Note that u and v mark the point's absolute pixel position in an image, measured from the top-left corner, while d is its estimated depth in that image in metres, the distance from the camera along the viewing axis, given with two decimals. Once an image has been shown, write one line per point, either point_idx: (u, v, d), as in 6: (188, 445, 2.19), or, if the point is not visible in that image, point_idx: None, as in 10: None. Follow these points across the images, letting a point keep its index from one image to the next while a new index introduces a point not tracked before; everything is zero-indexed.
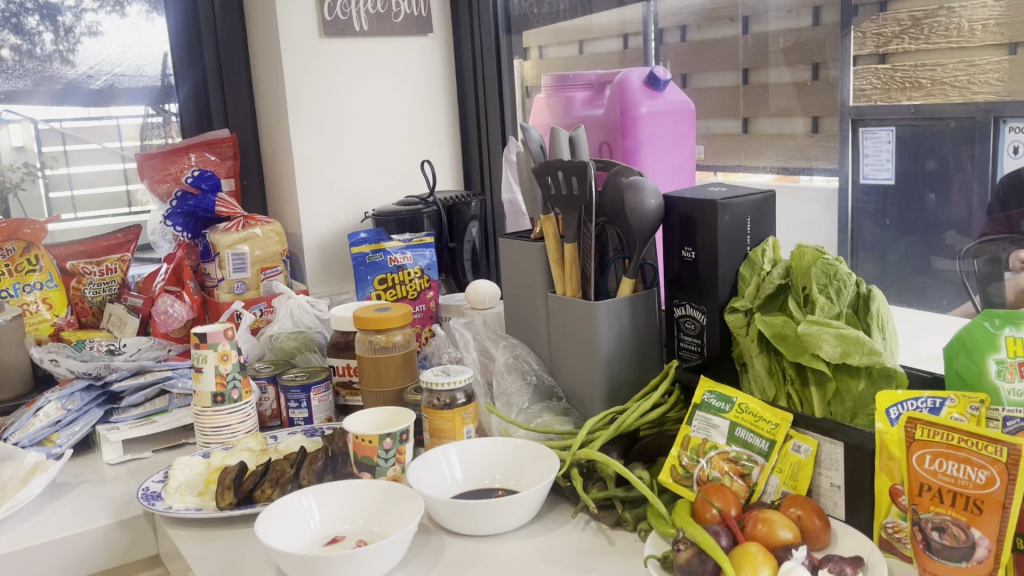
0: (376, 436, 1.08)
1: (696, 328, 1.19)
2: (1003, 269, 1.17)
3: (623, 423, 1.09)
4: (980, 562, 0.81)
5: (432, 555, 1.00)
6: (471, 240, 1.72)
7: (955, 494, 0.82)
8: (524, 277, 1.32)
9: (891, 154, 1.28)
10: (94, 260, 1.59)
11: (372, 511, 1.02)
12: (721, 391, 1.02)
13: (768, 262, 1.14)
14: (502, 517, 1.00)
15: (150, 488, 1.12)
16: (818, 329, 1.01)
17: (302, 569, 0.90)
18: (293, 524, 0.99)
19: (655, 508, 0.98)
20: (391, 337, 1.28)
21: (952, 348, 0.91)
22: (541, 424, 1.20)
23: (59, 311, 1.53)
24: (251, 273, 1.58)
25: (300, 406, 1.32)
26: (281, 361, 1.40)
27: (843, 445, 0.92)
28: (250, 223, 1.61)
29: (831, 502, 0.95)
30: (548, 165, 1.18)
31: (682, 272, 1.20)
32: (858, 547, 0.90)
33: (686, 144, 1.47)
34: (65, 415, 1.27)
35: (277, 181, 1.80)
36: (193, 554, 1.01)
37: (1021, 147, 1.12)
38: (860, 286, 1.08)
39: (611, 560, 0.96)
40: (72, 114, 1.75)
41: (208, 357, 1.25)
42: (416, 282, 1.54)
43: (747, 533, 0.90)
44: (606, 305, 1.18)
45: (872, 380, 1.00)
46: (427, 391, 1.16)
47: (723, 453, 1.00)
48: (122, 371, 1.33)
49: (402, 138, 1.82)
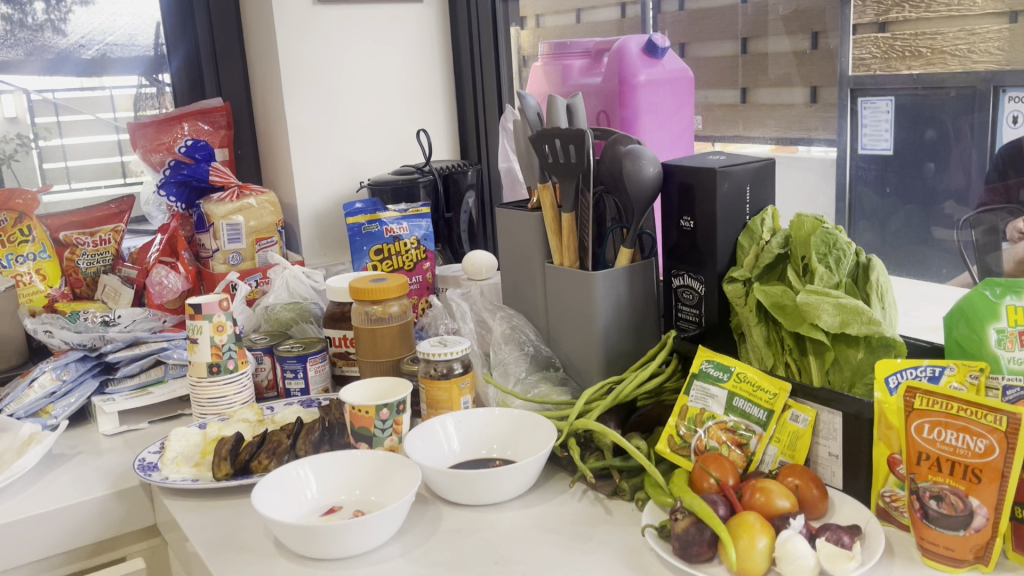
0: (373, 406, 1.07)
1: (694, 298, 1.18)
2: (1001, 239, 1.10)
3: (621, 393, 1.08)
4: (978, 531, 0.81)
5: (430, 524, 1.00)
6: (468, 210, 1.70)
7: (954, 463, 0.82)
8: (521, 247, 1.30)
9: (891, 124, 1.27)
10: (87, 231, 1.57)
11: (369, 481, 1.01)
12: (719, 361, 1.01)
13: (767, 231, 1.13)
14: (500, 486, 1.00)
15: (146, 458, 1.12)
16: (817, 299, 1.00)
17: (301, 539, 0.90)
18: (289, 495, 0.99)
19: (652, 478, 0.98)
20: (388, 307, 1.27)
21: (951, 316, 0.90)
22: (538, 394, 1.20)
23: (53, 282, 1.52)
24: (246, 243, 1.57)
25: (296, 376, 1.32)
26: (277, 332, 1.39)
27: (842, 414, 0.92)
28: (245, 193, 1.60)
29: (829, 472, 0.95)
30: (544, 134, 1.17)
31: (680, 242, 1.19)
32: (855, 516, 0.90)
33: (684, 113, 1.45)
34: (60, 386, 1.26)
35: (271, 151, 1.78)
36: (190, 525, 1.01)
37: (1020, 117, 1.08)
38: (859, 255, 1.07)
39: (608, 530, 0.96)
40: (64, 85, 1.72)
41: (203, 328, 1.23)
42: (413, 253, 1.52)
43: (745, 503, 0.90)
44: (604, 275, 1.17)
45: (871, 349, 1.00)
46: (423, 361, 1.16)
47: (721, 423, 1.00)
48: (117, 342, 1.32)
49: (397, 107, 1.80)
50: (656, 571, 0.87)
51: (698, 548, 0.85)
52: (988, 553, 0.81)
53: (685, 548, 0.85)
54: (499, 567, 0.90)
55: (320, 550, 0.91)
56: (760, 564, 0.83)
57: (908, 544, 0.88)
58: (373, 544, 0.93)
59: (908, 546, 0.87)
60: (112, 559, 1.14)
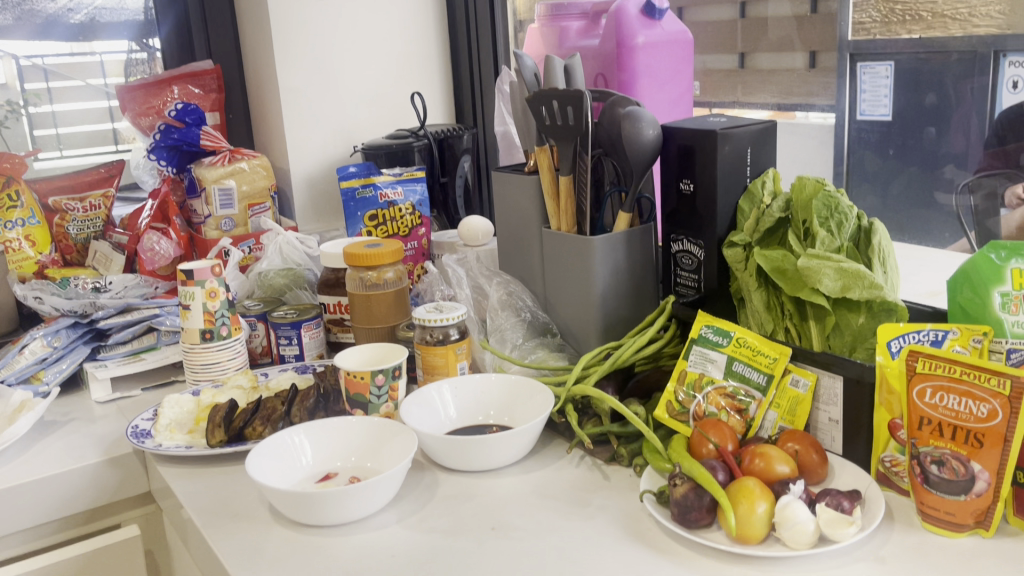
0: (368, 372, 1.06)
1: (693, 263, 1.16)
2: (999, 204, 1.17)
3: (619, 358, 1.07)
4: (979, 496, 0.80)
5: (426, 491, 0.99)
6: (463, 174, 1.68)
7: (956, 428, 0.81)
8: (518, 211, 1.28)
9: (890, 89, 1.25)
10: (76, 196, 1.55)
11: (365, 448, 1.01)
12: (719, 325, 1.00)
13: (768, 194, 1.11)
14: (497, 453, 0.99)
15: (139, 425, 1.11)
16: (818, 263, 0.99)
17: (296, 505, 0.89)
18: (284, 461, 0.98)
19: (651, 444, 0.97)
20: (382, 273, 1.26)
21: (955, 280, 0.88)
22: (535, 359, 1.19)
23: (43, 249, 1.50)
24: (239, 209, 1.55)
25: (291, 343, 1.30)
26: (271, 299, 1.37)
27: (843, 379, 0.91)
28: (237, 157, 1.57)
29: (829, 437, 0.94)
30: (542, 95, 1.14)
31: (680, 206, 1.17)
32: (855, 481, 0.89)
33: (683, 76, 1.42)
34: (51, 353, 1.25)
35: (264, 114, 1.75)
36: (184, 492, 1.00)
37: (1020, 82, 1.10)
38: (861, 219, 1.05)
39: (606, 495, 0.95)
40: (53, 50, 1.69)
41: (196, 294, 1.22)
42: (408, 218, 1.50)
43: (744, 468, 0.89)
44: (601, 240, 1.16)
45: (872, 313, 0.98)
46: (419, 327, 1.14)
47: (720, 388, 0.98)
48: (109, 308, 1.31)
49: (391, 69, 1.76)
50: (654, 536, 0.87)
51: (697, 514, 0.85)
52: (988, 518, 0.81)
53: (684, 514, 0.85)
54: (496, 533, 0.89)
55: (315, 517, 0.90)
56: (759, 529, 0.82)
57: (908, 509, 0.87)
58: (369, 511, 0.92)
59: (908, 511, 0.87)
60: (108, 525, 1.13)
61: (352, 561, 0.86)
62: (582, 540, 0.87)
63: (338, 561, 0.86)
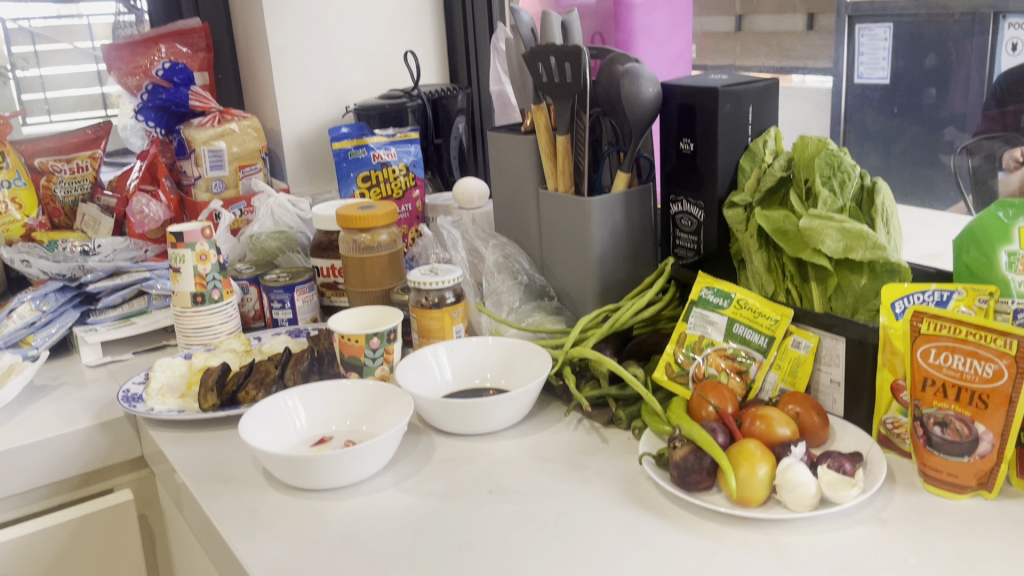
0: (363, 335, 1.04)
1: (693, 224, 1.14)
2: (998, 166, 1.16)
3: (617, 321, 1.06)
4: (983, 457, 0.79)
5: (423, 454, 0.98)
6: (458, 136, 1.65)
7: (960, 389, 0.80)
8: (514, 172, 1.26)
9: (888, 52, 1.31)
10: (63, 157, 1.52)
11: (361, 411, 0.99)
12: (719, 287, 0.98)
13: (769, 154, 1.09)
14: (494, 416, 0.98)
15: (130, 389, 1.09)
16: (821, 223, 0.97)
17: (291, 469, 0.88)
18: (278, 425, 0.96)
19: (649, 406, 0.96)
20: (376, 236, 1.23)
21: (961, 240, 0.87)
22: (532, 322, 1.17)
23: (30, 211, 1.46)
24: (229, 171, 1.52)
25: (284, 307, 1.28)
26: (263, 262, 1.35)
27: (845, 341, 0.89)
28: (226, 117, 1.54)
29: (830, 399, 0.93)
30: (538, 51, 1.12)
31: (679, 165, 1.14)
32: (856, 444, 0.88)
33: (682, 34, 1.39)
34: (40, 316, 1.22)
35: (253, 74, 1.71)
36: (176, 456, 0.99)
37: (1019, 44, 1.13)
38: (864, 179, 1.03)
39: (604, 458, 0.94)
40: (40, 13, 1.64)
41: (186, 257, 1.19)
42: (402, 180, 1.48)
43: (744, 431, 0.88)
44: (600, 200, 1.13)
45: (875, 275, 0.97)
46: (414, 290, 1.12)
47: (720, 350, 0.97)
48: (97, 272, 1.29)
49: (384, 27, 1.72)
50: (653, 499, 0.86)
51: (697, 477, 0.84)
52: (991, 480, 0.80)
53: (684, 477, 0.84)
54: (494, 496, 0.88)
55: (310, 481, 0.89)
56: (759, 492, 0.81)
57: (909, 471, 0.86)
58: (366, 474, 0.91)
59: (909, 473, 0.86)
60: (101, 490, 1.11)
61: (348, 525, 0.85)
62: (581, 503, 0.86)
63: (334, 525, 0.85)
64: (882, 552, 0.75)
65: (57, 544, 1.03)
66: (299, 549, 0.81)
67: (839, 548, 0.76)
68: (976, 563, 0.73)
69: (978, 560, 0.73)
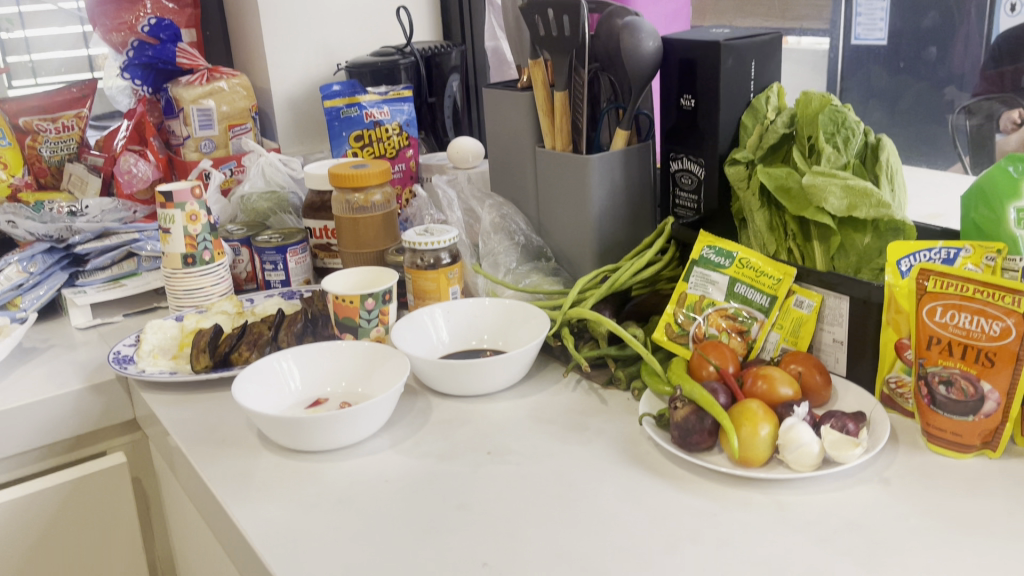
0: (358, 296, 1.02)
1: (693, 183, 1.12)
2: (996, 127, 1.29)
3: (617, 281, 1.04)
4: (988, 417, 0.78)
5: (419, 415, 0.96)
6: (452, 95, 1.62)
7: (966, 347, 0.79)
8: (510, 130, 1.23)
9: (886, 14, 1.45)
10: (48, 116, 1.48)
11: (357, 372, 0.98)
12: (721, 245, 0.96)
13: (772, 110, 1.06)
14: (492, 377, 0.97)
15: (121, 351, 1.08)
16: (824, 181, 0.95)
17: (286, 431, 0.86)
18: (272, 386, 0.95)
19: (649, 367, 0.95)
20: (369, 196, 1.21)
21: (969, 196, 0.85)
22: (529, 284, 1.15)
23: (15, 171, 1.43)
24: (219, 130, 1.49)
25: (276, 268, 1.26)
26: (254, 223, 1.33)
27: (849, 300, 0.88)
28: (215, 75, 1.50)
29: (832, 359, 0.92)
30: (536, 3, 1.09)
31: (680, 122, 1.12)
32: (859, 404, 0.87)
33: None
34: (27, 278, 1.20)
35: (242, 31, 1.67)
36: (170, 418, 0.97)
37: (1017, 6, 1.28)
38: (869, 135, 1.01)
39: (604, 419, 0.93)
40: None
41: (175, 217, 1.17)
42: (395, 139, 1.44)
43: (746, 391, 0.87)
44: (598, 158, 1.11)
45: (878, 233, 0.95)
46: (409, 250, 1.10)
47: (721, 310, 0.96)
48: (86, 234, 1.26)
49: None
50: (654, 460, 0.85)
51: (698, 438, 0.82)
52: (995, 440, 0.79)
53: (684, 438, 0.83)
54: (492, 457, 0.87)
55: (306, 442, 0.88)
56: (762, 452, 0.80)
57: (912, 431, 0.86)
58: (363, 435, 0.89)
59: (912, 433, 0.85)
60: (94, 453, 1.10)
61: (345, 487, 0.84)
62: (581, 463, 0.85)
63: (330, 487, 0.84)
64: (886, 512, 0.74)
65: (51, 507, 1.02)
66: (296, 511, 0.80)
67: (841, 507, 0.75)
68: (980, 522, 0.72)
69: (982, 519, 0.72)
